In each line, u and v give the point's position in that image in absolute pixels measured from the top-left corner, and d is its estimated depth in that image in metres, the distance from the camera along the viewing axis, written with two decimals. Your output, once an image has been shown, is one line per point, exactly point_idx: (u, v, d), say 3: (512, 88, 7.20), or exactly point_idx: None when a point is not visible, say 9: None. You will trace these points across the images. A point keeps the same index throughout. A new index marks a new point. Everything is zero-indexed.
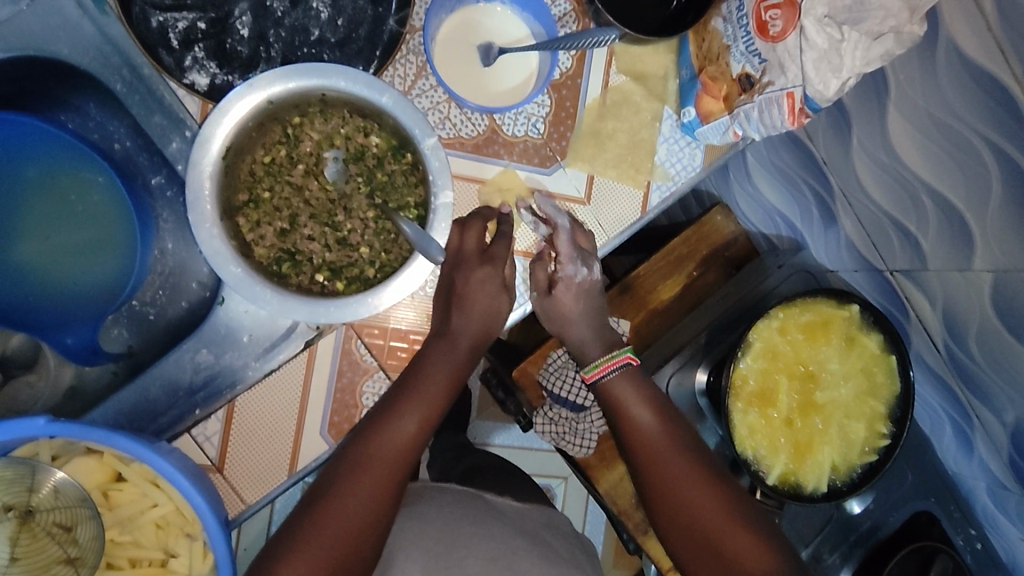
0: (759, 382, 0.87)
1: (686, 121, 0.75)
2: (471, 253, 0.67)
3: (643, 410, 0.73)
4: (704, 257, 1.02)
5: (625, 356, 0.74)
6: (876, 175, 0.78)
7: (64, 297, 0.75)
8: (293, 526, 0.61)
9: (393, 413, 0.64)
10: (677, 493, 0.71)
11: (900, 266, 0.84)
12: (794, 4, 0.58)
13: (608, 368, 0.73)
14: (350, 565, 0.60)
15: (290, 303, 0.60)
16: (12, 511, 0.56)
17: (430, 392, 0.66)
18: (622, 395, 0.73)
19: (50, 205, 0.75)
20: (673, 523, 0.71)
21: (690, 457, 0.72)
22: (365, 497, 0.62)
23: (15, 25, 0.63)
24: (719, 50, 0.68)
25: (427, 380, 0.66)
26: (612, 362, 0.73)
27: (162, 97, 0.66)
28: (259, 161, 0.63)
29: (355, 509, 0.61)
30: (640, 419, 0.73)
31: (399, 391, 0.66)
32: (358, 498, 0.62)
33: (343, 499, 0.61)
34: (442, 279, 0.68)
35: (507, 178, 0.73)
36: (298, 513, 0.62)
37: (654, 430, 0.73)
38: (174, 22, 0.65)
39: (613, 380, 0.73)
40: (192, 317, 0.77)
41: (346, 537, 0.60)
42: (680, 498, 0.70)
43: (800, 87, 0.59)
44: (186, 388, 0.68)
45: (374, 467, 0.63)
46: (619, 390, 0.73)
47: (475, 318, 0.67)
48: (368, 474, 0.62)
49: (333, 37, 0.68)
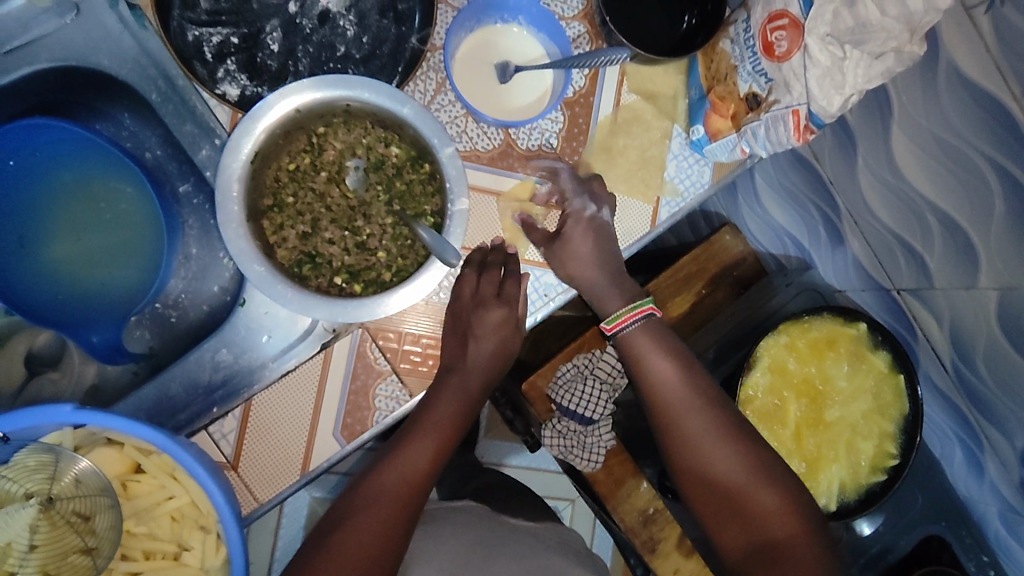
0: (768, 398, 0.87)
1: (695, 138, 0.77)
2: (488, 297, 0.70)
3: (670, 369, 0.73)
4: (714, 276, 0.99)
5: (647, 307, 0.74)
6: (881, 194, 0.79)
7: (91, 297, 0.77)
8: (312, 549, 0.63)
9: (407, 443, 0.68)
10: (700, 450, 0.72)
11: (908, 284, 0.85)
12: (799, 26, 0.60)
13: (632, 317, 0.73)
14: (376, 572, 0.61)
15: (310, 302, 0.62)
16: (35, 498, 0.57)
17: (442, 418, 0.69)
18: (650, 354, 0.73)
19: (83, 210, 0.78)
20: (691, 476, 0.73)
21: (718, 414, 0.73)
22: (382, 514, 0.64)
23: (61, 38, 0.68)
24: (727, 70, 0.71)
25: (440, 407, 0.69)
26: (637, 311, 0.74)
27: (194, 106, 0.69)
28: (284, 168, 0.66)
29: (375, 528, 0.63)
30: (665, 381, 0.73)
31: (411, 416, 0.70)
32: (376, 513, 0.64)
33: (361, 515, 0.64)
34: (449, 317, 0.72)
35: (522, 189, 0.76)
36: (318, 536, 0.64)
37: (681, 391, 0.73)
38: (208, 36, 0.69)
39: (633, 332, 0.74)
40: (212, 319, 0.80)
41: (366, 551, 0.62)
42: (697, 453, 0.72)
43: (805, 104, 0.62)
44: (205, 386, 0.70)
45: (388, 486, 0.66)
46: (644, 354, 0.73)
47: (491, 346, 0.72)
48: (385, 494, 0.65)
49: (358, 54, 0.72)
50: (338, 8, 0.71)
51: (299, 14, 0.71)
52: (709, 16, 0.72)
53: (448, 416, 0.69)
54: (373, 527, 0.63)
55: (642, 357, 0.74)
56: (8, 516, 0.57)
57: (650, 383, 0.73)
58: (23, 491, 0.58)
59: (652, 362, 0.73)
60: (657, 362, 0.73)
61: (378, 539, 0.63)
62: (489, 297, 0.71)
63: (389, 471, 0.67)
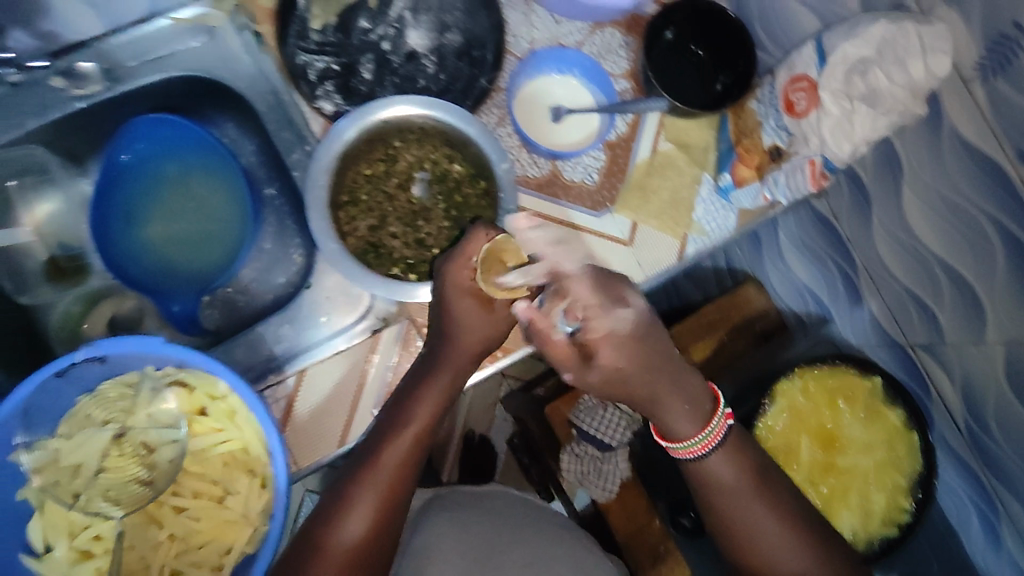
0: (782, 438, 0.91)
1: (722, 185, 0.86)
2: (460, 288, 0.70)
3: (748, 497, 0.74)
4: (737, 325, 1.10)
5: (713, 437, 0.73)
6: (895, 250, 0.86)
7: (177, 273, 0.87)
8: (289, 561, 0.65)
9: (393, 431, 0.69)
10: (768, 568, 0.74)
11: (921, 341, 0.89)
12: (816, 88, 0.70)
13: (699, 448, 0.73)
14: (370, 555, 0.66)
15: (373, 279, 0.71)
16: (114, 425, 0.67)
17: (414, 428, 0.69)
18: (728, 485, 0.74)
19: (181, 196, 0.89)
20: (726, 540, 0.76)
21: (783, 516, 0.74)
22: (356, 529, 0.66)
23: (194, 54, 0.82)
24: (753, 126, 0.81)
25: (413, 415, 0.70)
26: (705, 444, 0.73)
27: (293, 117, 0.81)
28: (362, 172, 0.77)
29: (367, 514, 0.66)
30: (743, 508, 0.74)
31: (381, 427, 0.70)
32: (352, 525, 0.66)
33: (339, 529, 0.66)
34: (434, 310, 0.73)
35: (505, 245, 0.70)
36: (297, 545, 0.66)
37: (769, 531, 0.74)
38: (314, 62, 0.82)
39: (712, 458, 0.74)
40: (275, 306, 0.90)
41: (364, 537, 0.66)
42: (740, 523, 0.74)
43: (819, 155, 0.71)
44: (266, 358, 0.78)
45: (366, 500, 0.67)
46: (717, 476, 0.74)
47: (471, 337, 0.71)
48: (362, 504, 0.67)
49: (435, 87, 0.85)
50: (423, 50, 0.85)
51: (390, 52, 0.84)
52: (740, 79, 0.82)
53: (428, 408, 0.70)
54: (349, 541, 0.65)
55: (714, 486, 0.74)
56: (85, 437, 0.66)
57: (726, 505, 0.74)
58: (102, 417, 0.66)
59: (682, 424, 0.73)
60: (729, 481, 0.74)
61: (355, 552, 0.65)
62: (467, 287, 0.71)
63: (378, 457, 0.68)
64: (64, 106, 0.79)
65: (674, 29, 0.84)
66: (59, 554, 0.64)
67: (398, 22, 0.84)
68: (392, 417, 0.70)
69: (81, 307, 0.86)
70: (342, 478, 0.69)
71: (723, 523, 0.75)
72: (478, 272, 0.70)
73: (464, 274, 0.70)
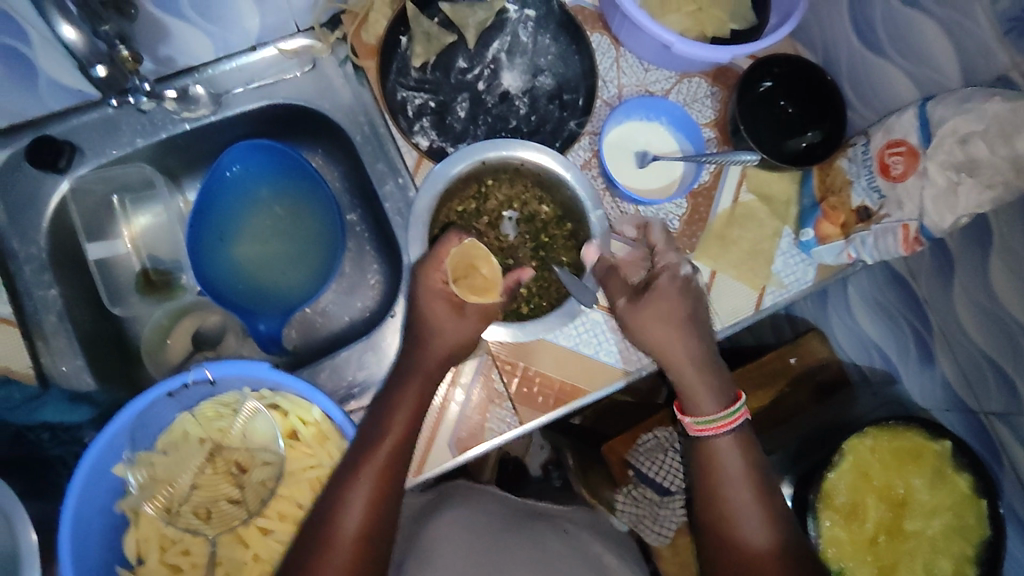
0: (848, 497, 0.90)
1: (804, 240, 0.87)
2: (434, 288, 0.72)
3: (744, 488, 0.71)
4: (796, 375, 1.10)
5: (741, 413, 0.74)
6: (976, 316, 0.85)
7: (263, 293, 0.90)
8: (294, 561, 0.62)
9: (376, 425, 0.67)
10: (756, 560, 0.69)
11: (996, 409, 0.87)
12: (916, 154, 0.70)
13: (721, 424, 0.74)
14: (374, 546, 0.63)
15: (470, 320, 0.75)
16: (207, 443, 0.69)
17: (397, 426, 0.67)
18: (730, 474, 0.73)
19: (272, 218, 0.92)
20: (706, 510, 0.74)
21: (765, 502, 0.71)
22: (355, 523, 0.63)
23: (297, 84, 0.85)
24: (841, 184, 0.81)
25: (393, 415, 0.68)
26: (729, 420, 0.74)
27: (388, 150, 0.84)
28: (454, 209, 0.79)
29: (363, 504, 0.64)
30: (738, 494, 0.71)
31: (367, 427, 0.68)
32: (351, 521, 0.63)
33: (339, 524, 0.63)
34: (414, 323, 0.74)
35: (474, 251, 0.73)
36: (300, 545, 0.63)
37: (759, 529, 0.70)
38: (412, 98, 0.85)
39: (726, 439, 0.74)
40: (352, 330, 0.93)
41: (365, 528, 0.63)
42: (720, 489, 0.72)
43: (915, 220, 0.71)
44: (348, 382, 0.80)
45: (361, 492, 0.64)
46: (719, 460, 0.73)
47: (445, 339, 0.72)
48: (356, 496, 0.64)
49: (526, 128, 0.86)
50: (516, 92, 0.87)
51: (484, 91, 0.86)
52: (830, 138, 0.83)
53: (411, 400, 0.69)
54: (350, 537, 0.62)
55: (723, 476, 0.73)
56: (183, 453, 0.69)
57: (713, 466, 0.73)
58: (200, 434, 0.69)
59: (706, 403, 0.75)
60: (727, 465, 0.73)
61: (358, 545, 0.63)
62: (440, 290, 0.72)
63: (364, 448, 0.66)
64: (173, 127, 0.83)
65: (771, 81, 0.86)
66: (152, 567, 0.67)
67: (493, 64, 0.87)
68: (375, 416, 0.69)
69: (170, 320, 0.88)
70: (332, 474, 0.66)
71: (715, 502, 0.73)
72: (449, 276, 0.73)
73: (438, 276, 0.72)
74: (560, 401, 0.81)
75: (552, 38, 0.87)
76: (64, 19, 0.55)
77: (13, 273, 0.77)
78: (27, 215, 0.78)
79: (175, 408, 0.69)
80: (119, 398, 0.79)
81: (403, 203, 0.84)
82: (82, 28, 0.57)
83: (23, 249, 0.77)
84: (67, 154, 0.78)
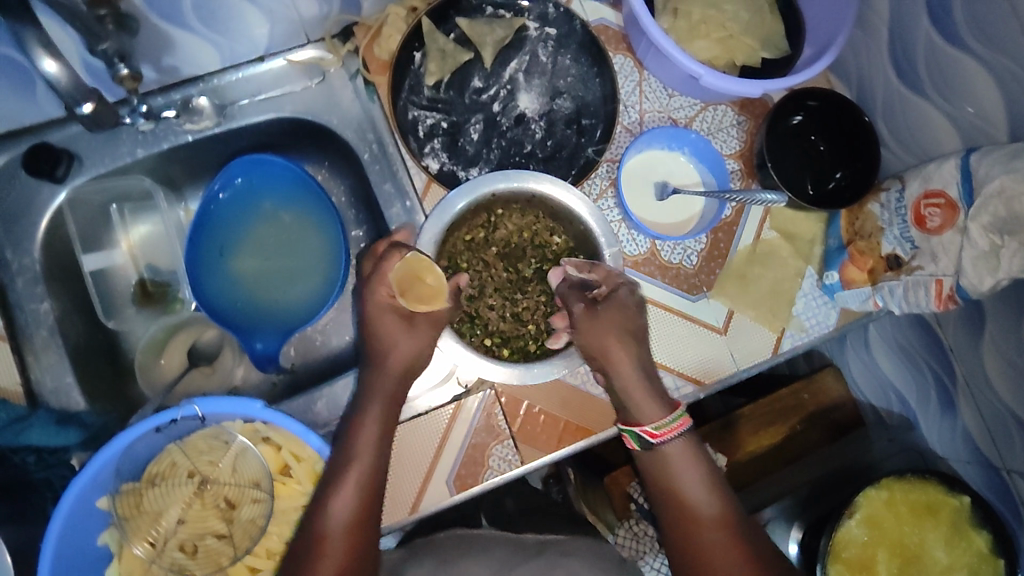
0: (859, 551, 0.85)
1: (828, 283, 0.83)
2: (380, 301, 0.71)
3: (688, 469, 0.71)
4: (811, 414, 1.04)
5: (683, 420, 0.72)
6: (1006, 371, 0.78)
7: (262, 312, 0.87)
8: (292, 559, 0.61)
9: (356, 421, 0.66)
10: (695, 529, 0.69)
11: (1020, 468, 0.81)
12: (955, 208, 0.67)
13: (666, 433, 0.71)
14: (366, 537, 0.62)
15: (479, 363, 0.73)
16: (195, 478, 0.67)
17: (372, 419, 0.66)
18: (683, 473, 0.70)
19: (273, 232, 0.88)
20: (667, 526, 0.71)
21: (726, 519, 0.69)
22: (346, 512, 0.62)
23: (305, 97, 0.81)
24: (872, 229, 0.77)
25: (368, 408, 0.67)
26: (673, 428, 0.71)
27: (397, 171, 0.80)
28: (462, 238, 0.77)
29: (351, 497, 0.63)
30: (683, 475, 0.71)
31: (344, 428, 0.67)
32: (343, 509, 0.62)
33: (330, 518, 0.62)
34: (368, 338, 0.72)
35: (416, 263, 0.70)
36: (297, 545, 0.62)
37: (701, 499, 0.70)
38: (424, 118, 0.81)
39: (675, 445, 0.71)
40: (352, 352, 0.90)
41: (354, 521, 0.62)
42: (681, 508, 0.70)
43: (950, 277, 0.67)
44: (345, 412, 0.77)
45: (348, 484, 0.63)
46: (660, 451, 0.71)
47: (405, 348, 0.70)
48: (342, 487, 0.63)
49: (541, 153, 0.82)
50: (532, 114, 0.83)
51: (499, 113, 0.83)
52: (855, 182, 0.78)
53: (386, 393, 0.68)
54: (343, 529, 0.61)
55: (673, 475, 0.71)
56: (171, 486, 0.67)
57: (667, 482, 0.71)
58: (188, 467, 0.67)
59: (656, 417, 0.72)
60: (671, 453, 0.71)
61: (352, 536, 0.62)
62: (387, 302, 0.71)
63: (348, 441, 0.65)
64: (176, 138, 0.79)
65: (803, 116, 0.82)
66: None
67: (510, 84, 0.83)
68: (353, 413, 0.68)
69: (165, 334, 0.86)
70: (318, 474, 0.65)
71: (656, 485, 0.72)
72: (395, 289, 0.71)
73: (384, 292, 0.71)
74: (564, 441, 0.78)
75: (573, 59, 0.83)
76: (47, 55, 0.51)
77: (4, 284, 0.74)
78: (20, 224, 0.75)
79: (162, 440, 0.67)
80: (108, 419, 0.76)
81: (409, 227, 0.80)
82: (66, 61, 0.52)
83: (16, 259, 0.75)
84: (65, 162, 0.75)
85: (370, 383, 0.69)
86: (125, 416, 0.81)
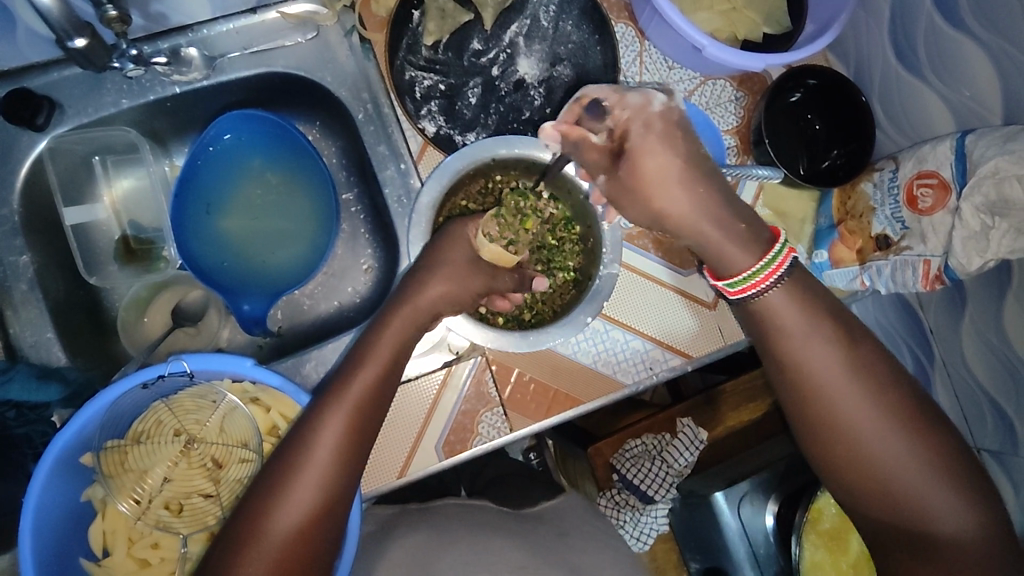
0: (837, 522, 0.85)
1: (817, 261, 0.83)
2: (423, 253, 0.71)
3: (865, 403, 0.56)
4: None
5: (783, 258, 0.59)
6: (982, 352, 0.80)
7: (245, 273, 0.84)
8: (235, 527, 0.56)
9: (346, 382, 0.63)
10: (821, 379, 0.58)
11: (990, 445, 0.81)
12: (947, 188, 0.68)
13: (758, 281, 0.59)
14: (325, 510, 0.58)
15: (476, 329, 0.74)
16: (182, 437, 0.67)
17: (364, 380, 0.63)
18: (781, 308, 0.59)
19: (261, 192, 0.86)
20: (779, 376, 0.60)
21: (851, 363, 0.57)
22: (319, 471, 0.58)
23: (297, 52, 0.79)
24: (864, 209, 0.78)
25: (364, 371, 0.64)
26: (770, 271, 0.59)
27: (392, 133, 0.79)
28: (458, 204, 0.78)
29: (325, 464, 0.59)
30: (856, 414, 0.56)
31: (337, 378, 0.64)
32: (313, 475, 0.58)
33: (300, 475, 0.58)
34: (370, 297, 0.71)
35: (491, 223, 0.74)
36: (245, 506, 0.58)
37: (801, 321, 0.59)
38: (422, 79, 0.80)
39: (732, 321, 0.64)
40: (340, 316, 0.89)
41: (315, 491, 0.58)
42: (795, 354, 0.59)
43: (938, 257, 0.69)
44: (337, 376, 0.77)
45: (327, 440, 0.59)
46: (809, 367, 0.58)
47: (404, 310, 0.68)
48: (318, 450, 0.59)
49: (539, 120, 0.81)
50: (532, 80, 0.81)
51: (498, 78, 0.81)
52: (853, 161, 0.79)
53: (386, 357, 0.65)
54: (312, 487, 0.58)
55: (771, 313, 0.59)
56: (157, 445, 0.67)
57: (768, 319, 0.60)
58: (175, 427, 0.67)
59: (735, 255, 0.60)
60: (834, 382, 0.57)
61: (318, 496, 0.58)
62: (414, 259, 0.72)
63: (335, 401, 0.61)
64: (163, 89, 0.77)
65: (803, 93, 0.82)
66: (119, 559, 0.66)
67: (510, 48, 0.81)
68: (345, 373, 0.64)
69: (148, 293, 0.84)
70: (298, 423, 0.62)
71: (817, 426, 0.58)
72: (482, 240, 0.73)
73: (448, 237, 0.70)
74: (553, 409, 0.78)
75: (574, 25, 0.82)
76: None
77: None
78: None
79: (148, 396, 0.66)
80: (90, 376, 0.75)
81: (403, 190, 0.79)
82: None
83: None
84: (46, 111, 0.72)
85: (379, 334, 0.67)
86: (108, 374, 0.79)
